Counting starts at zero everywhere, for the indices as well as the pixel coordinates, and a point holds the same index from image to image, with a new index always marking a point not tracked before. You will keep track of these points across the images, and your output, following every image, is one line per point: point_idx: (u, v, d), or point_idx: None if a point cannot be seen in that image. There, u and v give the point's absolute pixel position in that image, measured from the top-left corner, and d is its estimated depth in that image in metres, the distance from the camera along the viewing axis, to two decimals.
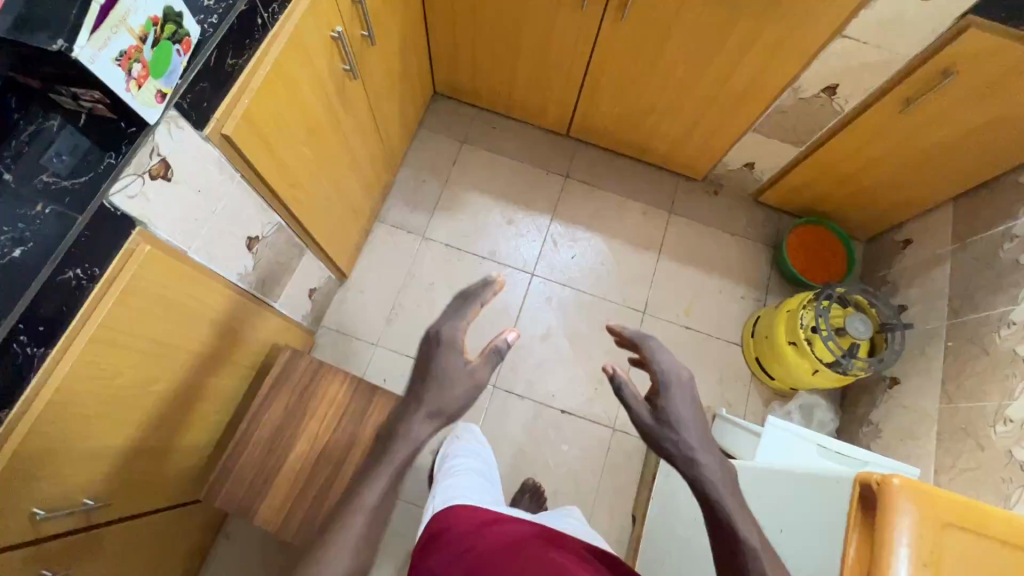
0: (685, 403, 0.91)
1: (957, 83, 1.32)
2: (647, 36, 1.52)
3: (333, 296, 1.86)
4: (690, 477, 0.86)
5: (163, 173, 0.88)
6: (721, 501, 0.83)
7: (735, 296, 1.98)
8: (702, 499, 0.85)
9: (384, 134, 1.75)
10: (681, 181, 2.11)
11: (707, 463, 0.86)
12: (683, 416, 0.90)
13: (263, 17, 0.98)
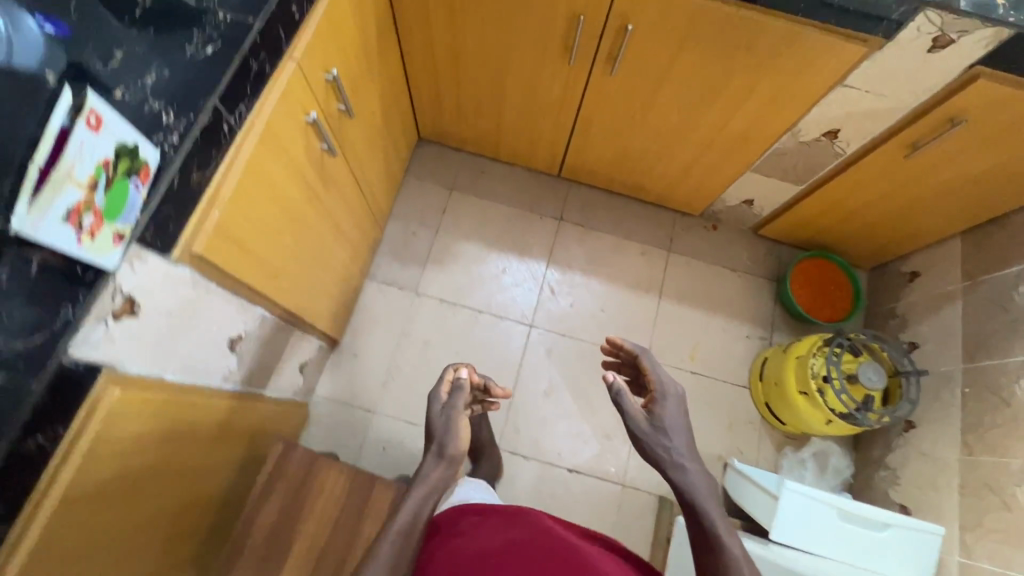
0: (677, 415, 1.04)
1: (965, 131, 1.26)
2: (637, 87, 1.45)
3: (326, 362, 1.79)
4: (679, 485, 0.98)
5: (129, 310, 0.81)
6: (706, 507, 0.95)
7: (739, 335, 1.92)
8: (689, 507, 0.96)
9: (369, 195, 1.68)
10: (678, 218, 2.05)
11: (696, 474, 0.98)
12: (676, 428, 1.02)
13: (229, 122, 0.90)
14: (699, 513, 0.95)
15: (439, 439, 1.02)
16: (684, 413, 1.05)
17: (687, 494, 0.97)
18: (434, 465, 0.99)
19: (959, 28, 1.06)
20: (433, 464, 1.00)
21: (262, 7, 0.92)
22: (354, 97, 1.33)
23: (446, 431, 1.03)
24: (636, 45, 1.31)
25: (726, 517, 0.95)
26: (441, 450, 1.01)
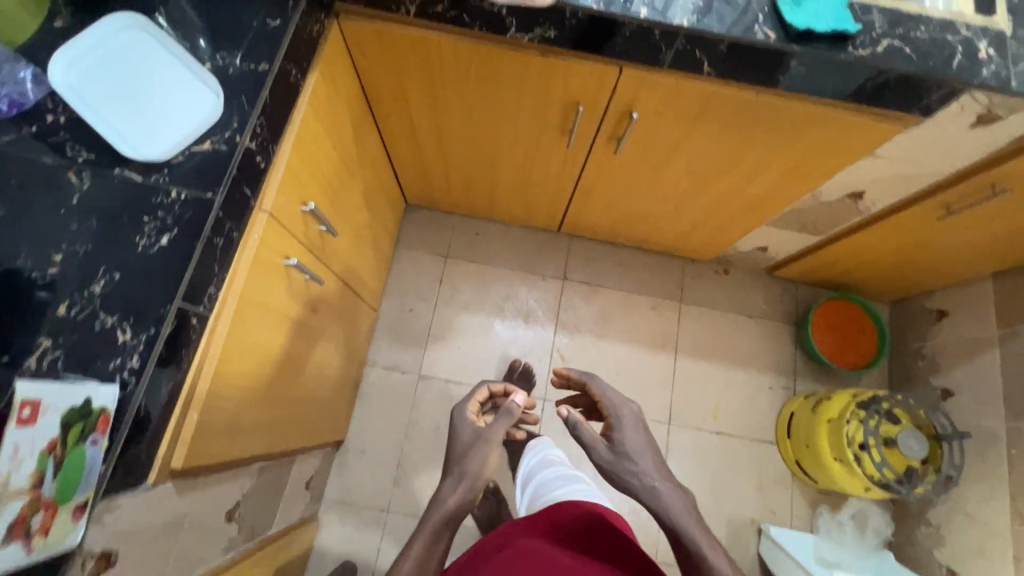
0: (638, 436, 1.03)
1: (1007, 196, 1.16)
2: (642, 163, 1.33)
3: (331, 464, 1.69)
4: (659, 513, 0.94)
5: (106, 563, 0.71)
6: (687, 530, 0.91)
7: (762, 387, 1.84)
8: (672, 535, 0.92)
9: (360, 288, 1.55)
10: (687, 265, 1.94)
11: (671, 496, 0.95)
12: (638, 450, 1.01)
13: (199, 312, 0.78)
14: (684, 539, 0.91)
15: (462, 461, 1.02)
16: (641, 427, 1.05)
17: (665, 519, 0.93)
18: (452, 489, 0.97)
19: (1008, 107, 0.94)
20: (451, 488, 0.98)
21: (222, 176, 0.78)
22: (334, 211, 1.21)
23: (473, 453, 1.03)
24: (643, 126, 1.17)
25: (711, 536, 0.92)
26: (463, 472, 1.00)
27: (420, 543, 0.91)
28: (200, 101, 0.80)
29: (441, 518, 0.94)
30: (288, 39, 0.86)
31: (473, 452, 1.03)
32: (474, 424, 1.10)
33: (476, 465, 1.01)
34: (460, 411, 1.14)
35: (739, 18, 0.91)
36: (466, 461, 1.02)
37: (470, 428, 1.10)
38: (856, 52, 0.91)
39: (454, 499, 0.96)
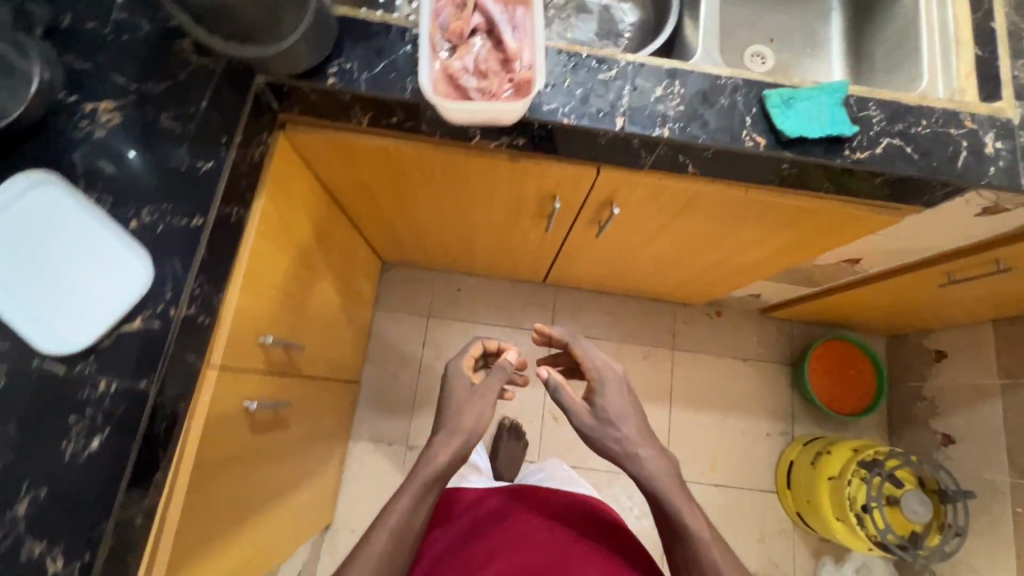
0: (619, 401, 0.92)
1: (1013, 270, 1.09)
2: (626, 239, 1.26)
3: (321, 546, 1.62)
4: (641, 474, 0.89)
5: None
6: (670, 497, 0.88)
7: (760, 434, 1.79)
8: (653, 498, 0.89)
9: (338, 371, 1.47)
10: (679, 308, 1.87)
11: (651, 460, 0.89)
12: (625, 414, 0.91)
13: (144, 508, 0.70)
14: (667, 502, 0.88)
15: (453, 416, 0.89)
16: (626, 393, 0.93)
17: (650, 485, 0.89)
18: (445, 446, 0.86)
19: (1017, 201, 0.87)
20: (444, 442, 0.86)
21: (158, 358, 0.70)
22: (299, 319, 1.12)
23: (467, 408, 0.90)
24: (625, 214, 1.10)
25: (693, 504, 0.89)
26: (453, 428, 0.88)
27: (407, 499, 0.83)
28: (124, 264, 0.71)
29: (429, 476, 0.84)
30: (224, 182, 0.77)
31: (463, 410, 0.90)
32: (464, 378, 0.94)
33: (473, 418, 0.89)
34: (454, 368, 0.96)
35: (725, 123, 0.83)
36: (456, 413, 0.89)
37: (466, 384, 0.93)
38: (853, 156, 0.83)
39: (449, 456, 0.85)
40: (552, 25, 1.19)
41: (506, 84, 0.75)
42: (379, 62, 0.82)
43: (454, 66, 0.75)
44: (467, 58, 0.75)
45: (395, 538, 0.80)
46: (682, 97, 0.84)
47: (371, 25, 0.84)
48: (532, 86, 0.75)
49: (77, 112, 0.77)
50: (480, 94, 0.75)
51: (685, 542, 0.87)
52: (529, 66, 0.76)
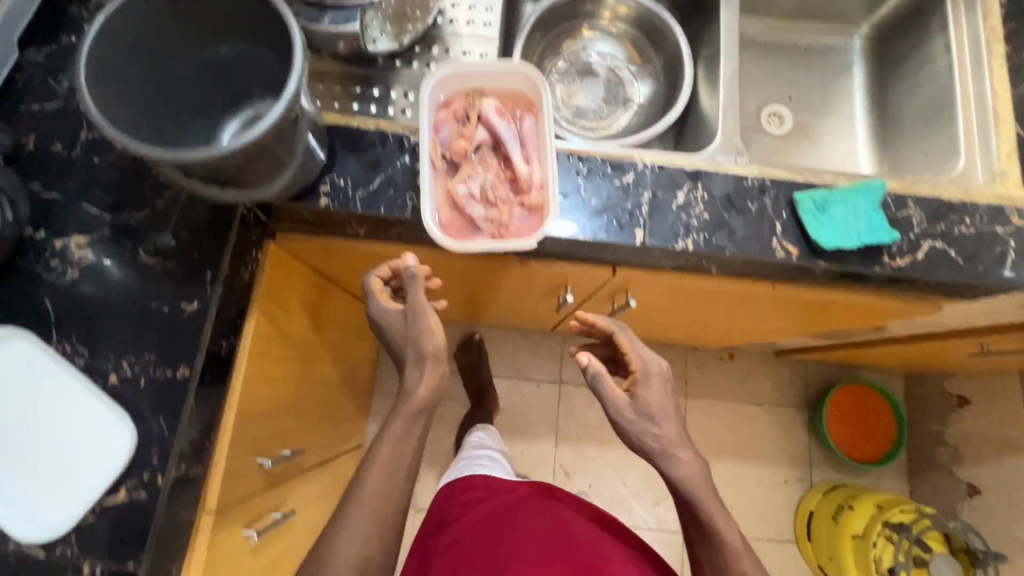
0: (653, 391, 0.77)
1: None
2: (640, 313, 1.19)
3: None
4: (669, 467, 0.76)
5: None
6: (703, 503, 0.76)
7: (776, 481, 1.74)
8: (681, 496, 0.77)
9: (342, 445, 1.41)
10: (690, 352, 1.81)
11: (683, 451, 0.76)
12: (658, 403, 0.76)
13: None
14: (701, 505, 0.76)
15: (411, 343, 0.71)
16: (660, 378, 0.77)
17: (681, 481, 0.76)
18: (419, 376, 0.70)
19: None
20: (415, 374, 0.71)
21: (145, 531, 0.64)
22: (299, 420, 1.05)
23: (421, 333, 0.71)
24: (642, 300, 1.03)
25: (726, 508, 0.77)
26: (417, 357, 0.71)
27: (387, 449, 0.69)
28: (103, 425, 0.65)
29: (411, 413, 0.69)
30: (210, 324, 0.70)
31: (420, 337, 0.71)
32: (391, 314, 0.73)
33: (437, 334, 0.71)
34: (387, 264, 0.76)
35: (754, 230, 0.76)
36: (430, 372, 0.71)
37: (399, 309, 0.73)
38: (893, 263, 0.76)
39: (432, 390, 0.70)
40: (556, 87, 1.11)
41: (517, 209, 0.73)
42: (375, 177, 0.75)
43: (460, 194, 0.72)
44: (472, 184, 0.73)
45: (387, 501, 0.68)
46: (706, 203, 0.77)
47: (364, 134, 0.77)
48: (545, 210, 0.72)
49: (47, 250, 0.70)
50: (489, 223, 0.72)
51: (715, 552, 0.77)
52: (540, 187, 0.73)
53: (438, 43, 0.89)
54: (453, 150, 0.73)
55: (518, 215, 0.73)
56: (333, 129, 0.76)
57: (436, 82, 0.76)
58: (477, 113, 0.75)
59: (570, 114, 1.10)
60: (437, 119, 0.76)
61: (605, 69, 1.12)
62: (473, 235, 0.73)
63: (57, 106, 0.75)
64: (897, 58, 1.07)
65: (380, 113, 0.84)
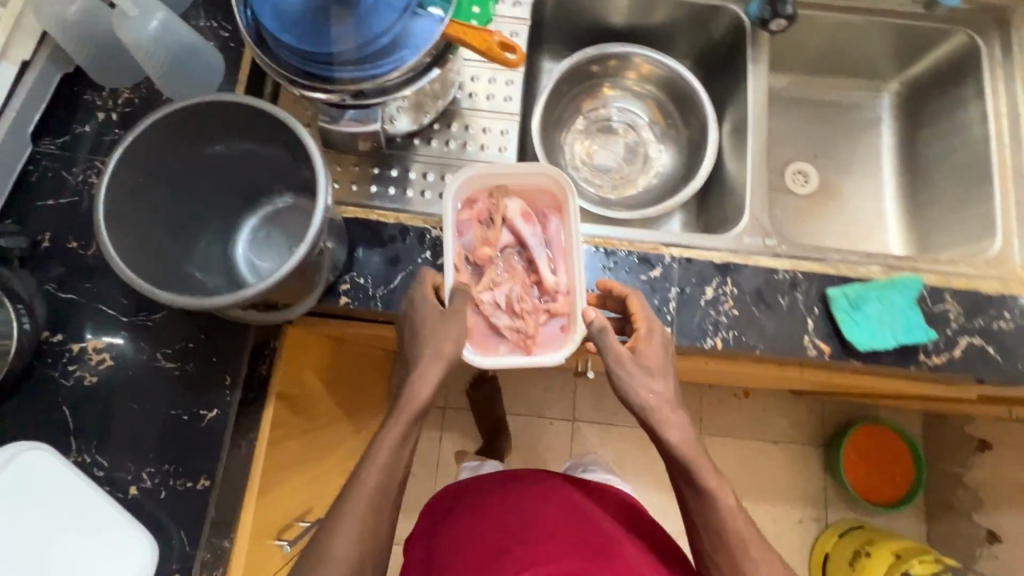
0: (649, 351, 0.67)
1: None
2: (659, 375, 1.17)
3: None
4: (660, 429, 0.65)
5: None
6: (713, 497, 0.67)
7: (792, 521, 1.72)
8: (675, 462, 0.67)
9: None
10: (704, 390, 1.79)
11: (671, 426, 0.65)
12: (651, 367, 0.66)
13: None
14: (700, 476, 0.66)
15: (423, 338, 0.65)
16: (659, 338, 0.68)
17: (674, 447, 0.66)
18: (427, 374, 0.64)
19: None
20: (422, 371, 0.64)
21: None
22: (322, 490, 1.04)
23: (439, 330, 0.66)
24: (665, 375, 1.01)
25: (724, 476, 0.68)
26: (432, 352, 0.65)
27: (383, 444, 0.63)
28: (121, 539, 0.64)
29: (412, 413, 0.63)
30: (230, 432, 0.69)
31: (441, 334, 0.65)
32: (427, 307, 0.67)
33: (459, 337, 0.65)
34: (421, 274, 0.71)
35: (784, 327, 0.74)
36: (431, 338, 0.65)
37: (437, 311, 0.67)
38: (929, 361, 0.74)
39: (434, 394, 0.64)
40: (574, 143, 1.07)
41: (543, 317, 0.72)
42: (396, 274, 0.74)
43: (486, 303, 0.72)
44: (496, 292, 0.73)
45: (382, 487, 0.63)
46: (734, 298, 0.75)
47: (384, 228, 0.75)
48: (571, 319, 0.72)
49: (65, 355, 0.69)
50: (514, 333, 0.71)
51: (711, 518, 0.68)
52: (565, 295, 0.73)
53: (458, 121, 0.87)
54: (478, 257, 0.72)
55: (543, 323, 0.73)
56: (353, 223, 0.75)
57: (460, 183, 0.74)
58: (502, 217, 0.74)
59: (589, 172, 1.05)
60: (460, 221, 0.74)
61: (625, 127, 1.08)
62: (498, 345, 0.72)
63: (70, 201, 0.73)
64: (928, 119, 1.04)
65: (398, 196, 0.82)
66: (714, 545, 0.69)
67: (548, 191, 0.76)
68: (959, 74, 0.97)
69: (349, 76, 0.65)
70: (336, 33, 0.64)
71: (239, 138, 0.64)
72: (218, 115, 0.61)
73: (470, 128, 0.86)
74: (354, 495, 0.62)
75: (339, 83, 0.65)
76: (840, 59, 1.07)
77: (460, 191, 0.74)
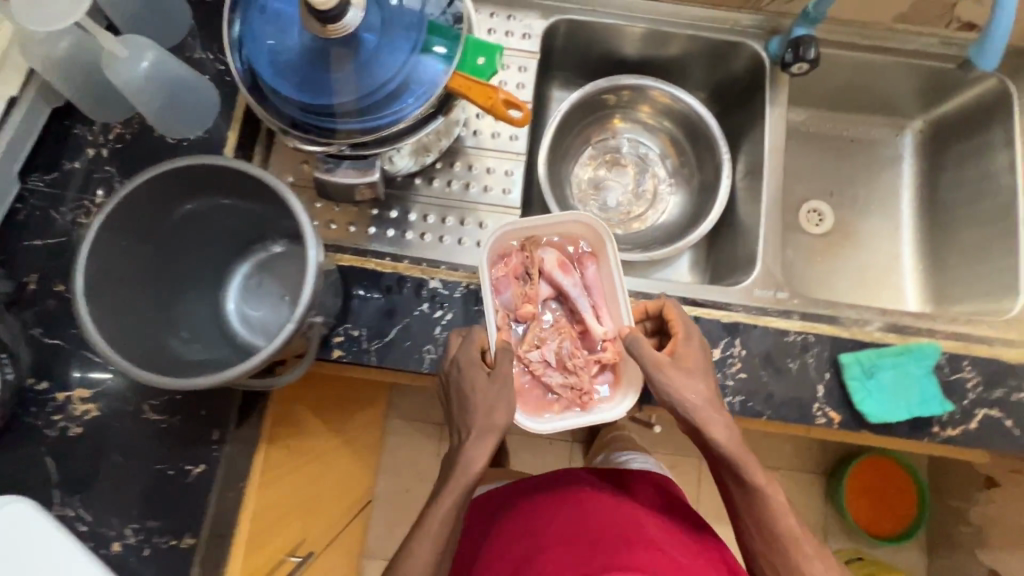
0: (692, 356, 0.67)
1: None
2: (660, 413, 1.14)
3: None
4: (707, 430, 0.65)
5: None
6: (792, 536, 0.67)
7: None
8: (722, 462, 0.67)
9: None
10: None
11: (717, 426, 0.65)
12: (694, 373, 0.67)
13: None
14: (749, 471, 0.66)
15: (478, 407, 0.64)
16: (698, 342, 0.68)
17: (722, 445, 0.65)
18: (482, 449, 0.62)
19: None
20: (476, 447, 0.62)
21: None
22: (315, 524, 1.02)
23: (494, 399, 0.64)
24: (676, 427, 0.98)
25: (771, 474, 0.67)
26: (486, 426, 0.63)
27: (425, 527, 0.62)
28: None
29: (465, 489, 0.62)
30: (217, 488, 0.68)
31: (500, 402, 0.63)
32: (475, 371, 0.65)
33: (510, 407, 0.63)
34: (466, 330, 0.70)
35: (793, 393, 0.71)
36: (483, 404, 0.63)
37: (486, 374, 0.65)
38: (943, 434, 0.71)
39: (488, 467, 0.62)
40: (580, 173, 1.03)
41: (594, 368, 0.76)
42: (391, 326, 0.71)
43: (537, 362, 0.76)
44: (545, 349, 0.77)
45: (446, 530, 0.63)
46: (743, 359, 0.72)
47: (381, 278, 0.72)
48: (621, 367, 0.76)
49: (49, 404, 0.67)
50: (569, 389, 0.76)
51: (758, 513, 0.67)
52: (613, 342, 0.76)
53: (461, 159, 0.84)
54: (521, 314, 0.76)
55: (594, 373, 0.76)
56: (348, 271, 0.72)
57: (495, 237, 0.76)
58: (539, 270, 0.77)
59: (597, 207, 1.02)
60: (498, 279, 0.77)
61: (635, 159, 1.04)
62: (554, 403, 0.76)
63: (57, 242, 0.71)
64: (953, 161, 0.99)
65: (397, 239, 0.79)
66: (766, 541, 0.68)
67: (581, 234, 0.78)
68: (987, 118, 0.92)
69: (352, 128, 0.64)
70: (340, 88, 0.62)
71: (215, 194, 0.61)
72: (199, 178, 0.59)
73: (473, 168, 0.84)
74: (423, 542, 0.62)
75: (341, 136, 0.64)
76: (862, 94, 1.02)
77: (495, 248, 0.76)
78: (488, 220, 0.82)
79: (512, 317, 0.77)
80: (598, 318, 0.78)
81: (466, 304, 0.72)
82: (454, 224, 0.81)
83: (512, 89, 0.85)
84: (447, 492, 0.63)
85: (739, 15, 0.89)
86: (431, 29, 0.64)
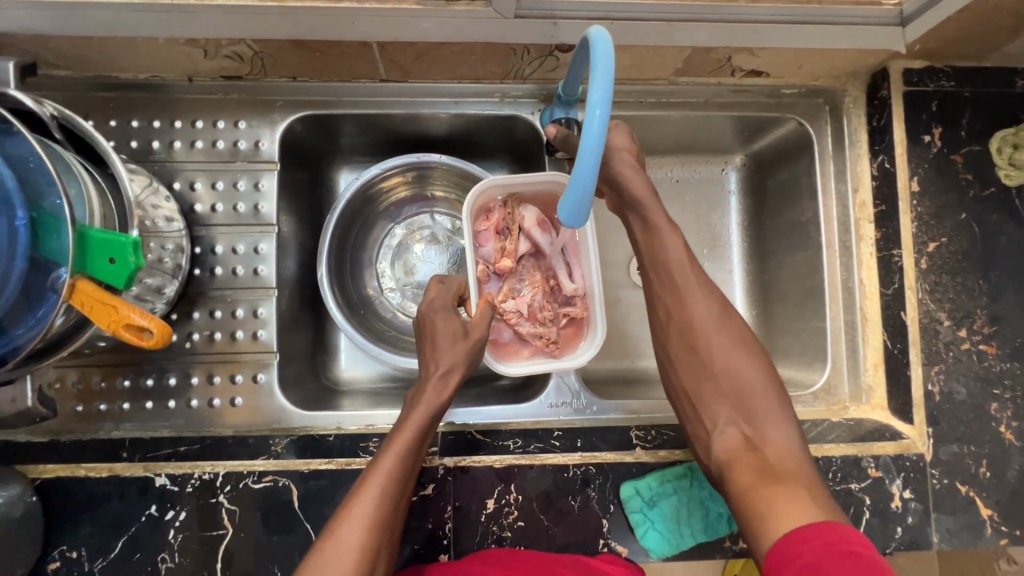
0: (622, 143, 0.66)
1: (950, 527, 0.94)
2: None
3: None
4: (632, 223, 0.70)
5: None
6: (682, 281, 0.67)
7: None
8: (657, 269, 0.69)
9: None
10: None
11: (657, 212, 0.67)
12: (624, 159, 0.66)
13: None
14: (674, 260, 0.68)
15: (446, 353, 0.65)
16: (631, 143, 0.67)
17: (654, 241, 0.68)
18: (443, 392, 0.64)
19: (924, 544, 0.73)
20: (439, 389, 0.64)
21: None
22: None
23: (460, 343, 0.66)
24: None
25: (709, 286, 0.68)
26: (449, 371, 0.65)
27: None
28: None
29: (400, 451, 0.59)
30: None
31: (468, 344, 0.66)
32: (453, 317, 0.67)
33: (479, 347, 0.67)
34: (443, 278, 0.72)
35: (575, 536, 0.67)
36: (449, 347, 0.65)
37: (457, 320, 0.68)
38: (735, 547, 0.68)
39: (448, 407, 0.64)
40: (384, 259, 0.91)
41: (563, 322, 0.74)
42: (117, 538, 0.63)
43: (509, 312, 0.72)
44: (519, 301, 0.73)
45: (410, 460, 0.60)
46: (519, 506, 0.67)
47: (100, 484, 0.64)
48: (589, 321, 0.74)
49: None
50: (537, 338, 0.73)
51: (691, 323, 0.67)
52: (582, 299, 0.75)
53: (202, 305, 0.74)
54: (499, 268, 0.73)
55: (564, 326, 0.75)
56: (59, 485, 0.64)
57: (479, 190, 0.72)
58: (518, 227, 0.73)
59: (410, 294, 0.90)
60: (477, 232, 0.74)
61: (448, 233, 0.92)
62: (523, 350, 0.74)
63: None
64: (770, 204, 0.89)
65: (135, 412, 0.70)
66: (688, 351, 0.67)
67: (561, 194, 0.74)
68: (793, 162, 0.84)
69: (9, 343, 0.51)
70: None
71: None
72: None
73: (217, 314, 0.74)
74: (388, 458, 0.59)
75: (13, 355, 0.52)
76: (682, 140, 0.88)
77: (476, 201, 0.72)
78: (241, 372, 0.72)
79: (490, 270, 0.74)
80: (570, 275, 0.75)
81: (201, 499, 0.64)
82: (200, 383, 0.72)
83: (246, 215, 0.75)
84: (412, 416, 0.62)
85: (505, 86, 0.77)
86: (37, 194, 0.51)
